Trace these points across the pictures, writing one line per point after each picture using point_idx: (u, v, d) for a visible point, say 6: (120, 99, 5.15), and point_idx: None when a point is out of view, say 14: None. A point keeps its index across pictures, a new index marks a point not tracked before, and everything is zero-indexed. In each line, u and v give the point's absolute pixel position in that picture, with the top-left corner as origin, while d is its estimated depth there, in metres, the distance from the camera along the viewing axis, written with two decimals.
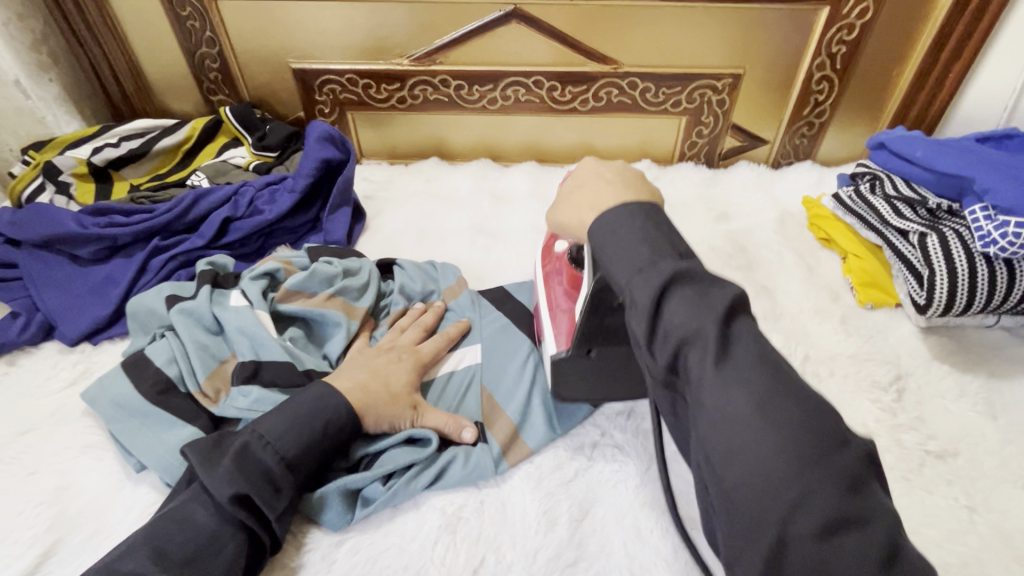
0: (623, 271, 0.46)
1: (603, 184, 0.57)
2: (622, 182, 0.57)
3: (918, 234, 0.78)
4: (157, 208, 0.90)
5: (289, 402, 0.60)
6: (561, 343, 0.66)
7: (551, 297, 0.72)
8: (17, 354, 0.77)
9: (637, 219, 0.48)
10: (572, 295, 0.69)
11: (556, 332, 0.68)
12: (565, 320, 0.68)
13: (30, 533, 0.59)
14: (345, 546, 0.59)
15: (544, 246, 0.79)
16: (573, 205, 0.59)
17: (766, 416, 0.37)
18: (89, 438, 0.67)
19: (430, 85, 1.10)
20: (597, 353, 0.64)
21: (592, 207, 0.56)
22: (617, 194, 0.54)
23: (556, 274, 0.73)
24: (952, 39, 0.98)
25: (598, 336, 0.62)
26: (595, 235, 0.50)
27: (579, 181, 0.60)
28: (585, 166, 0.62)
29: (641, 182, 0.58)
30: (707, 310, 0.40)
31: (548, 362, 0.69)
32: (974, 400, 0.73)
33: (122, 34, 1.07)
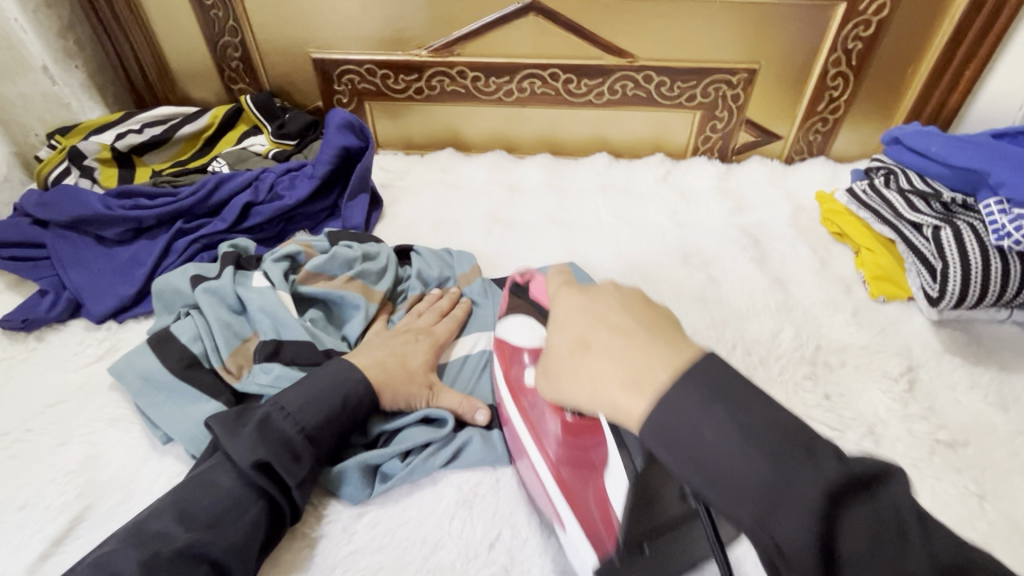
0: (685, 468, 0.36)
1: (618, 341, 0.42)
2: (639, 332, 0.42)
3: (933, 227, 0.79)
4: (181, 192, 0.92)
5: (310, 377, 0.61)
6: (602, 538, 0.52)
7: (544, 454, 0.58)
8: (45, 331, 0.79)
9: (697, 403, 0.36)
10: (577, 446, 0.57)
11: (590, 524, 0.53)
12: (590, 495, 0.54)
13: (61, 499, 0.61)
14: (364, 518, 0.60)
15: (502, 365, 0.66)
16: (581, 378, 0.43)
17: (755, 458, 0.34)
18: (116, 411, 0.69)
19: (447, 76, 1.11)
20: (650, 548, 0.50)
21: (623, 382, 0.39)
22: (657, 364, 0.39)
23: (541, 420, 0.59)
24: (969, 37, 0.98)
25: (645, 523, 0.50)
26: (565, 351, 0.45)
27: (583, 336, 0.44)
28: (574, 308, 0.47)
29: (660, 321, 0.44)
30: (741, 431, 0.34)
31: (572, 550, 0.54)
32: (986, 392, 0.73)
33: (146, 22, 1.09)
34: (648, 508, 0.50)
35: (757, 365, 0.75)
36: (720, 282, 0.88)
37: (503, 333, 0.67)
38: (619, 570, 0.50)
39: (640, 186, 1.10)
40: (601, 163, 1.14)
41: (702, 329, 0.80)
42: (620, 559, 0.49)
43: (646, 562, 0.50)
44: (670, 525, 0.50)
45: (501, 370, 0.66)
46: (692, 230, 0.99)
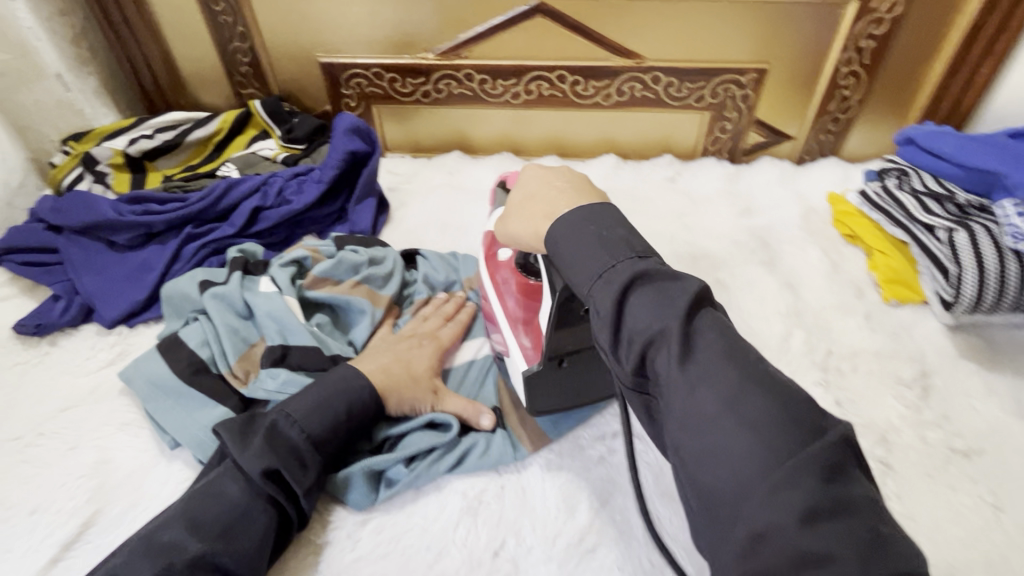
0: (578, 276, 0.47)
1: (554, 193, 0.56)
2: (570, 191, 0.55)
3: (947, 230, 0.77)
4: (190, 197, 0.92)
5: (316, 384, 0.61)
6: (532, 357, 0.64)
7: (505, 308, 0.69)
8: (58, 335, 0.81)
9: (590, 224, 0.49)
10: (526, 305, 0.68)
11: (524, 348, 0.65)
12: (527, 333, 0.66)
13: (71, 504, 0.62)
14: (369, 525, 0.60)
15: (484, 249, 0.75)
16: (526, 217, 0.56)
17: (749, 420, 0.36)
18: (126, 416, 0.70)
19: (454, 79, 1.11)
20: (569, 362, 0.62)
21: (547, 216, 0.54)
22: (570, 205, 0.53)
23: (506, 283, 0.70)
24: (985, 34, 0.96)
25: (567, 345, 0.61)
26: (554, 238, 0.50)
27: (532, 194, 0.57)
28: (531, 177, 0.60)
29: (589, 189, 0.57)
30: (676, 309, 0.41)
31: (512, 365, 0.67)
32: (1002, 399, 0.72)
33: (157, 28, 1.10)
34: (571, 334, 0.62)
35: None
36: (728, 286, 0.87)
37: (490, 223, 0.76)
38: (543, 375, 0.61)
39: (648, 188, 1.09)
40: (609, 165, 1.14)
41: None
42: (542, 365, 0.61)
43: (567, 373, 0.62)
44: (589, 344, 0.62)
45: (483, 264, 0.74)
46: (700, 233, 0.98)
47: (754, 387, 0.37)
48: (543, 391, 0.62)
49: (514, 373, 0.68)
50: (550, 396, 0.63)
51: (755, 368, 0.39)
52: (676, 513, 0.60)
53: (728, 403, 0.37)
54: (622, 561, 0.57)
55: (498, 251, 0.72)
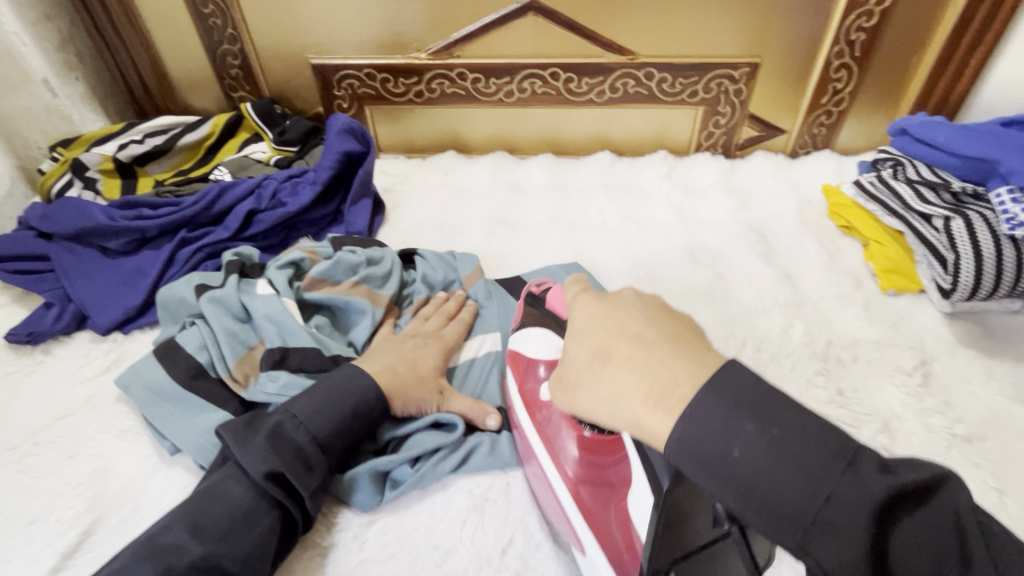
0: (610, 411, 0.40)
1: (642, 352, 0.40)
2: (671, 362, 0.39)
3: (943, 218, 0.77)
4: (183, 201, 0.91)
5: (319, 385, 0.61)
6: (626, 565, 0.52)
7: (563, 471, 0.58)
8: (51, 343, 0.79)
9: (609, 322, 0.43)
10: (598, 460, 0.58)
11: (615, 551, 0.53)
12: (612, 520, 0.54)
13: (70, 513, 0.60)
14: (375, 526, 0.60)
15: (523, 396, 0.65)
16: (602, 395, 0.40)
17: (789, 458, 0.34)
18: (124, 423, 0.69)
19: (447, 78, 1.11)
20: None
21: (643, 396, 0.38)
22: (673, 370, 0.38)
23: (558, 435, 0.60)
24: (973, 25, 0.97)
25: (671, 554, 0.45)
26: (591, 397, 0.41)
27: (602, 346, 0.42)
28: (594, 319, 0.44)
29: (684, 329, 0.42)
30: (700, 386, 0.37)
31: (591, 570, 0.55)
32: (1002, 383, 0.72)
33: (144, 31, 1.09)
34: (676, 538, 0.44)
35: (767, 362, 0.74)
36: (727, 279, 0.87)
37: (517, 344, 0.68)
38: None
39: (644, 185, 1.09)
40: (604, 162, 1.14)
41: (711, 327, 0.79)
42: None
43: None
44: (702, 558, 0.44)
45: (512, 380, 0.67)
46: (697, 227, 0.98)
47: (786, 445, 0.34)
48: None
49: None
50: None
51: (762, 411, 0.35)
52: None
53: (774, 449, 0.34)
54: None
55: (542, 392, 0.63)
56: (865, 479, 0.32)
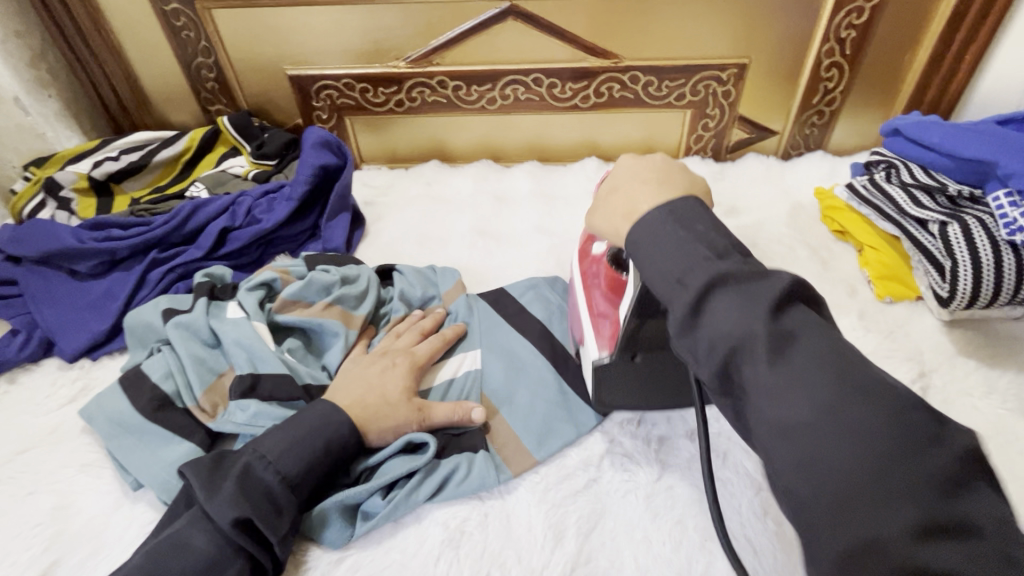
0: (659, 286, 0.46)
1: (639, 184, 0.53)
2: (655, 181, 0.53)
3: (939, 223, 0.74)
4: (155, 220, 0.89)
5: (290, 421, 0.58)
6: (604, 342, 0.63)
7: (591, 304, 0.67)
8: (18, 372, 0.77)
9: (671, 223, 0.46)
10: (613, 300, 0.65)
11: (598, 337, 0.64)
12: (608, 329, 0.63)
13: (27, 555, 0.58)
14: (345, 564, 0.57)
15: (580, 246, 0.74)
16: (608, 206, 0.55)
17: (854, 429, 0.35)
18: (87, 456, 0.66)
19: (428, 87, 1.08)
20: (643, 359, 0.62)
21: (626, 215, 0.52)
22: (653, 196, 0.51)
23: (595, 277, 0.68)
24: (967, 21, 0.94)
25: (645, 341, 0.60)
26: (636, 241, 0.48)
27: (615, 184, 0.56)
28: (626, 167, 0.57)
29: (679, 182, 0.54)
30: (762, 310, 0.39)
31: (587, 357, 0.67)
32: (1004, 396, 0.69)
33: (118, 46, 1.06)
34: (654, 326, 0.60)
35: None
36: None
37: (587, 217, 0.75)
38: (613, 371, 0.62)
39: None
40: (591, 169, 1.11)
41: None
42: (613, 358, 0.61)
43: (638, 370, 0.62)
44: (664, 343, 0.61)
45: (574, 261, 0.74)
46: None
47: (858, 398, 0.36)
48: (614, 381, 0.64)
49: (588, 364, 0.67)
50: (624, 390, 0.64)
51: (851, 373, 0.37)
52: (668, 536, 0.57)
53: (827, 408, 0.36)
54: None
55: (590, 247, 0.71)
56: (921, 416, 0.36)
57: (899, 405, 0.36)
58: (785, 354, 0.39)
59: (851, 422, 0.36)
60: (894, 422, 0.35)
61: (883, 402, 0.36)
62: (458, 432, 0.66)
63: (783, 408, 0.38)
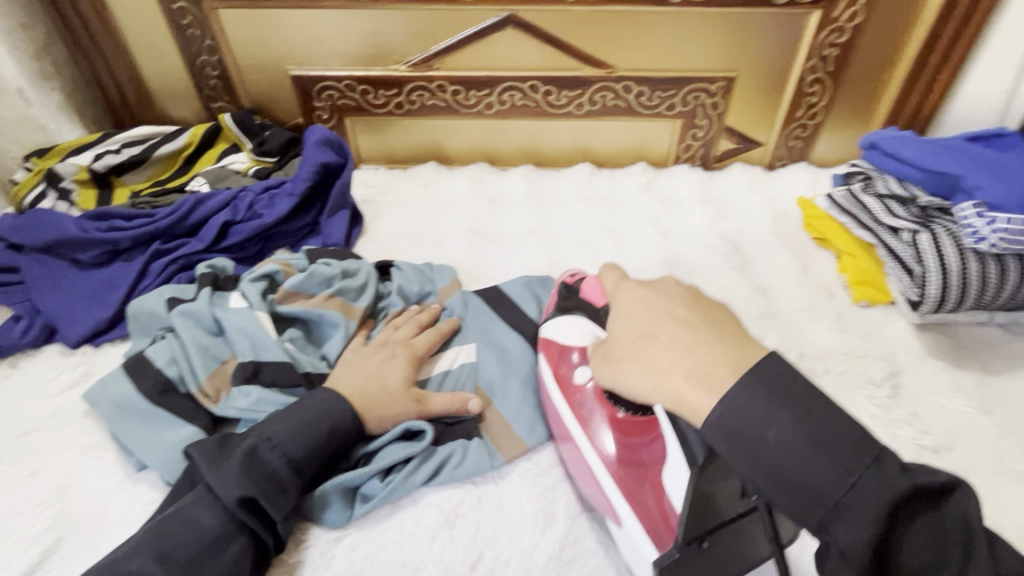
0: (798, 505, 0.39)
1: (683, 335, 0.46)
2: (699, 326, 0.47)
3: (911, 232, 0.79)
4: (158, 212, 0.90)
5: (296, 406, 0.60)
6: (663, 538, 0.52)
7: (601, 452, 0.59)
8: (19, 357, 0.78)
9: (671, 325, 0.47)
10: (642, 445, 0.59)
11: (648, 525, 0.53)
12: (652, 496, 0.54)
13: (31, 532, 0.59)
14: (344, 542, 0.59)
15: (552, 366, 0.68)
16: (646, 363, 0.47)
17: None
18: (90, 438, 0.68)
19: (428, 90, 1.11)
20: (710, 542, 0.49)
21: (686, 374, 0.44)
22: (719, 360, 0.44)
23: (591, 414, 0.62)
24: (941, 42, 0.99)
25: (709, 522, 0.48)
26: (717, 420, 0.42)
27: (647, 328, 0.49)
28: (640, 301, 0.52)
29: (720, 315, 0.49)
30: (802, 428, 0.39)
31: (627, 543, 0.56)
32: (969, 394, 0.73)
33: (122, 41, 1.08)
34: (710, 508, 0.49)
35: None
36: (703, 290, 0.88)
37: (548, 333, 0.71)
38: (680, 564, 0.49)
39: (622, 196, 1.10)
40: (584, 174, 1.14)
41: None
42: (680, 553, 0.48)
43: (705, 556, 0.50)
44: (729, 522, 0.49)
45: (546, 366, 0.69)
46: (674, 238, 0.99)
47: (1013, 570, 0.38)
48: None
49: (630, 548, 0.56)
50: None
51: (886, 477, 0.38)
52: None
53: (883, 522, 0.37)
54: (601, 571, 0.57)
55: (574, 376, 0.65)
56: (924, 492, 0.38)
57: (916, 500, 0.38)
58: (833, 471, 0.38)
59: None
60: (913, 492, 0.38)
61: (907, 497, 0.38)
62: (453, 420, 0.69)
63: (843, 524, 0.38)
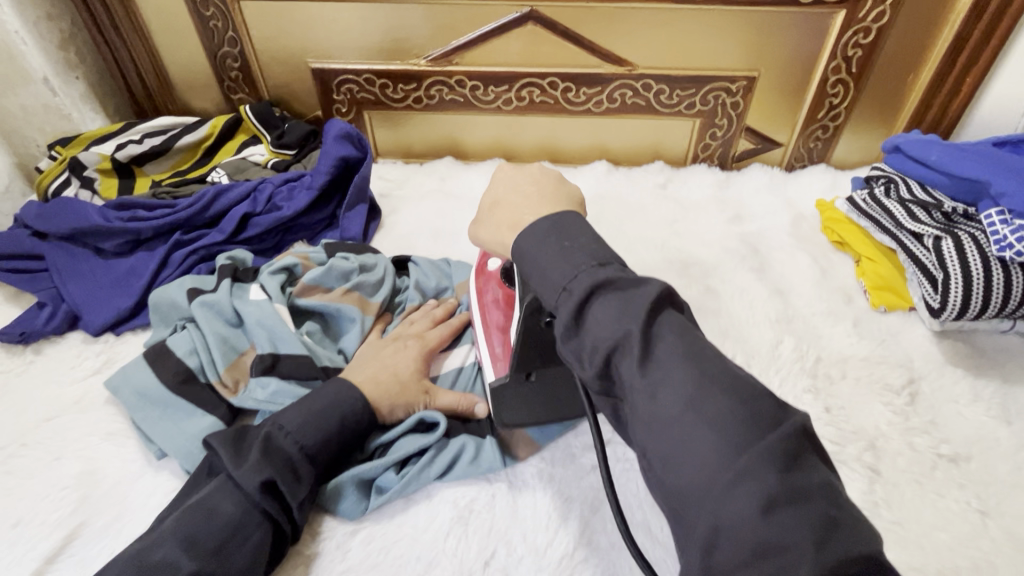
0: (545, 292, 0.47)
1: (521, 200, 0.57)
2: (538, 195, 0.57)
3: (934, 237, 0.77)
4: (180, 203, 0.92)
5: (309, 396, 0.61)
6: (501, 366, 0.67)
7: (485, 317, 0.71)
8: (43, 343, 0.80)
9: (553, 236, 0.48)
10: (507, 312, 0.69)
11: (495, 358, 0.68)
12: (503, 339, 0.69)
13: (55, 516, 0.61)
14: (359, 535, 0.60)
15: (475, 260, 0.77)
16: (494, 221, 0.58)
17: (720, 433, 0.37)
18: (112, 426, 0.69)
19: (446, 85, 1.11)
20: (537, 377, 0.64)
21: (512, 225, 0.56)
22: (535, 209, 0.55)
23: (488, 292, 0.72)
24: (969, 45, 0.97)
25: (533, 361, 0.63)
26: (522, 252, 0.49)
27: (498, 198, 0.59)
28: (506, 180, 0.61)
29: (562, 193, 0.58)
30: (635, 314, 0.42)
31: (485, 378, 0.70)
32: (989, 404, 0.72)
33: (146, 32, 1.09)
34: (538, 352, 0.62)
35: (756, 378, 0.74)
36: (719, 292, 0.87)
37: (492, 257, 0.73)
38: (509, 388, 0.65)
39: (639, 195, 1.09)
40: (600, 171, 1.14)
41: None
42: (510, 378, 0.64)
43: (533, 388, 0.65)
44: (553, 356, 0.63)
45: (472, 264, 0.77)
46: (691, 239, 0.98)
47: (718, 391, 0.38)
48: (509, 399, 0.65)
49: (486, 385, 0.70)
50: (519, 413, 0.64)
51: (712, 369, 0.40)
52: (667, 522, 0.60)
53: (689, 404, 0.38)
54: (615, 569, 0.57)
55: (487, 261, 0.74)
56: (755, 398, 0.38)
57: (753, 399, 0.38)
58: (654, 354, 0.41)
59: (711, 412, 0.38)
60: (739, 389, 0.39)
61: (739, 395, 0.38)
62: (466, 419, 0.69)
63: (651, 403, 0.40)
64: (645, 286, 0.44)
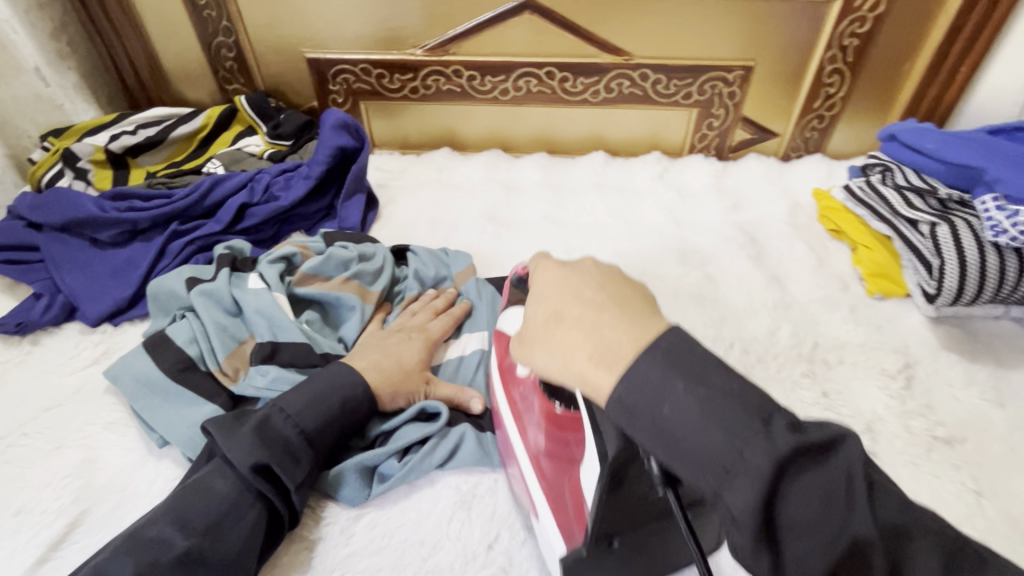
0: (695, 473, 0.35)
1: (593, 313, 0.41)
2: (612, 303, 0.42)
3: (929, 224, 0.78)
4: (176, 193, 0.91)
5: (308, 381, 0.61)
6: (571, 528, 0.51)
7: (526, 442, 0.56)
8: (40, 334, 0.79)
9: (677, 377, 0.36)
10: (556, 435, 0.53)
11: (560, 516, 0.52)
12: (564, 478, 0.52)
13: (56, 504, 0.60)
14: (362, 520, 0.60)
15: (496, 358, 0.65)
16: (555, 346, 0.42)
17: None
18: (112, 415, 0.69)
19: (443, 75, 1.11)
20: (620, 542, 0.51)
21: (591, 354, 0.40)
22: (624, 336, 0.39)
23: (527, 407, 0.57)
24: (963, 34, 0.98)
25: (618, 521, 0.50)
26: (628, 406, 0.37)
27: (556, 308, 0.43)
28: (554, 285, 0.45)
29: (635, 296, 0.43)
30: (845, 502, 0.33)
31: (545, 534, 0.55)
32: (983, 387, 0.73)
33: (139, 22, 1.08)
34: (618, 508, 0.49)
35: (754, 364, 0.75)
36: (717, 280, 0.88)
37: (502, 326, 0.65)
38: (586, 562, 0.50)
39: (637, 185, 1.09)
40: (598, 162, 1.14)
41: (698, 328, 0.79)
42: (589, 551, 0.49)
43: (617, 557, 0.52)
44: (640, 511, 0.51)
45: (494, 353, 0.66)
46: (689, 228, 0.99)
47: (932, 556, 0.33)
48: (589, 573, 0.52)
49: (544, 541, 0.56)
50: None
51: (927, 537, 0.34)
52: None
53: None
54: None
55: (514, 366, 0.60)
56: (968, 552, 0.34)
57: (977, 560, 0.33)
58: (873, 548, 0.32)
59: None
60: (958, 552, 0.33)
61: (975, 569, 0.33)
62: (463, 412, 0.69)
63: None
64: (823, 437, 0.35)
